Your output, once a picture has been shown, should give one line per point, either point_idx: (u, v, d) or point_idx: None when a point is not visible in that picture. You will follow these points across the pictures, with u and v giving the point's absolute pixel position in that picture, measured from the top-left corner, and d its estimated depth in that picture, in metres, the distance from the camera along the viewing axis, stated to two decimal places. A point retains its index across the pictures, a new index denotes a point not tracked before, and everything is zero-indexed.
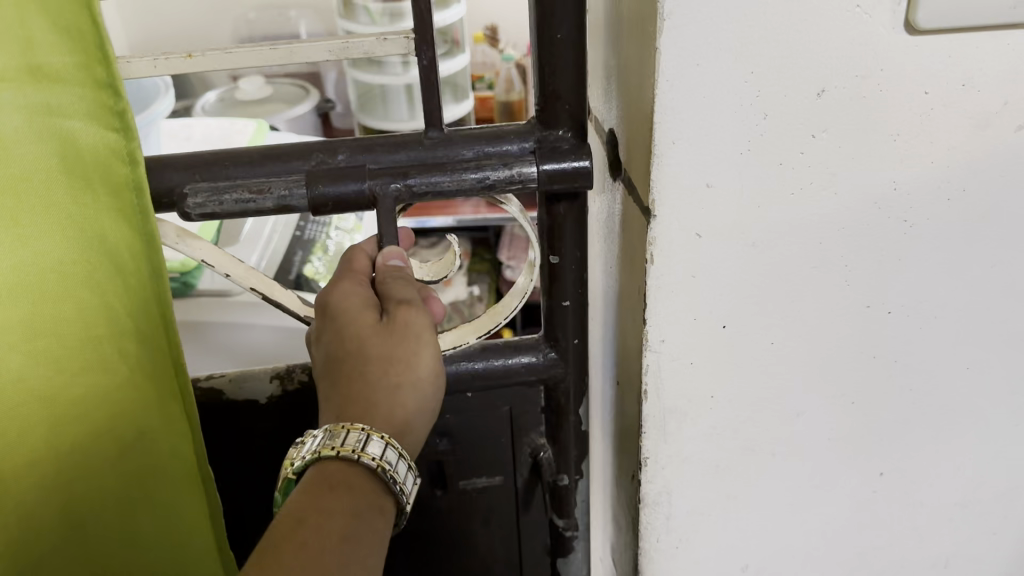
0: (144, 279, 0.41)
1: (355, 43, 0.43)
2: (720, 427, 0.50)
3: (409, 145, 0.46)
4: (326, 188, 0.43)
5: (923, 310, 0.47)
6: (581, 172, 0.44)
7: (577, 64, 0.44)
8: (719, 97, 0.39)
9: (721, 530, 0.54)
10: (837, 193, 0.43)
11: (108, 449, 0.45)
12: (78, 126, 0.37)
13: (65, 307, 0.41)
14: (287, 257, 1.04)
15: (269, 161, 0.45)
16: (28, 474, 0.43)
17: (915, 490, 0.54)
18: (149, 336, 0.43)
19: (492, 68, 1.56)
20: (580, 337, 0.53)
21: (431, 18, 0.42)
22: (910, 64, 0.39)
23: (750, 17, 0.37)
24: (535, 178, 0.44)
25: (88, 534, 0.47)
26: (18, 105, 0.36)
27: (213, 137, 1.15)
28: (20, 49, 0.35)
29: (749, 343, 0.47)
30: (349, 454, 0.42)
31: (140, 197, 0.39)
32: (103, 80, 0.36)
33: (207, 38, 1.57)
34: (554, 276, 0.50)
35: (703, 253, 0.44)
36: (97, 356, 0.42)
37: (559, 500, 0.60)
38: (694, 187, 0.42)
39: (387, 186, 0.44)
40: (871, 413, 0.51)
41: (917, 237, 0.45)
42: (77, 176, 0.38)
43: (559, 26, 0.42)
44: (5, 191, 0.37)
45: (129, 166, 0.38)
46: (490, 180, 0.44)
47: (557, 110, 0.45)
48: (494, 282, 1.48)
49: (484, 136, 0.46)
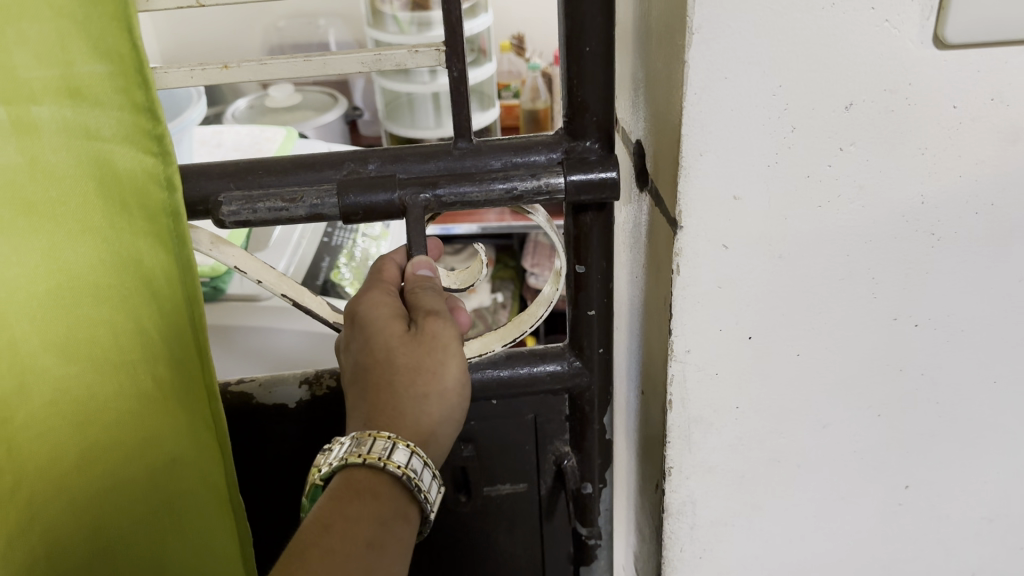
0: (179, 301, 0.41)
1: (387, 56, 0.43)
2: (745, 438, 0.50)
3: (440, 156, 0.46)
4: (358, 197, 0.44)
5: (950, 323, 0.47)
6: (608, 183, 0.45)
7: (605, 78, 0.44)
8: (747, 110, 0.39)
9: (745, 541, 0.54)
10: (866, 205, 0.43)
11: (140, 470, 0.45)
12: (116, 150, 0.37)
13: (98, 330, 0.41)
14: (315, 264, 1.05)
15: (302, 171, 0.46)
16: (55, 495, 0.44)
17: (940, 503, 0.54)
18: (182, 361, 0.42)
19: (519, 77, 1.57)
20: (606, 346, 0.54)
21: (462, 31, 0.43)
22: (939, 78, 0.39)
23: (778, 32, 0.38)
24: (563, 189, 0.45)
25: (116, 560, 0.47)
26: (57, 129, 0.36)
27: (243, 144, 1.17)
28: (60, 72, 0.35)
29: (774, 354, 0.47)
30: (375, 462, 0.42)
31: (176, 222, 0.39)
32: (142, 104, 0.36)
33: (237, 46, 1.59)
34: (579, 284, 0.50)
35: (730, 263, 0.44)
36: (129, 377, 0.43)
37: (581, 509, 0.61)
38: (721, 199, 0.42)
39: (417, 196, 0.44)
40: (897, 426, 0.50)
41: (945, 251, 0.44)
42: (113, 198, 0.38)
43: (587, 39, 0.43)
44: (41, 216, 0.38)
45: (166, 191, 0.38)
46: (518, 190, 0.45)
47: (585, 122, 0.45)
48: (517, 291, 1.50)
49: (513, 147, 0.47)
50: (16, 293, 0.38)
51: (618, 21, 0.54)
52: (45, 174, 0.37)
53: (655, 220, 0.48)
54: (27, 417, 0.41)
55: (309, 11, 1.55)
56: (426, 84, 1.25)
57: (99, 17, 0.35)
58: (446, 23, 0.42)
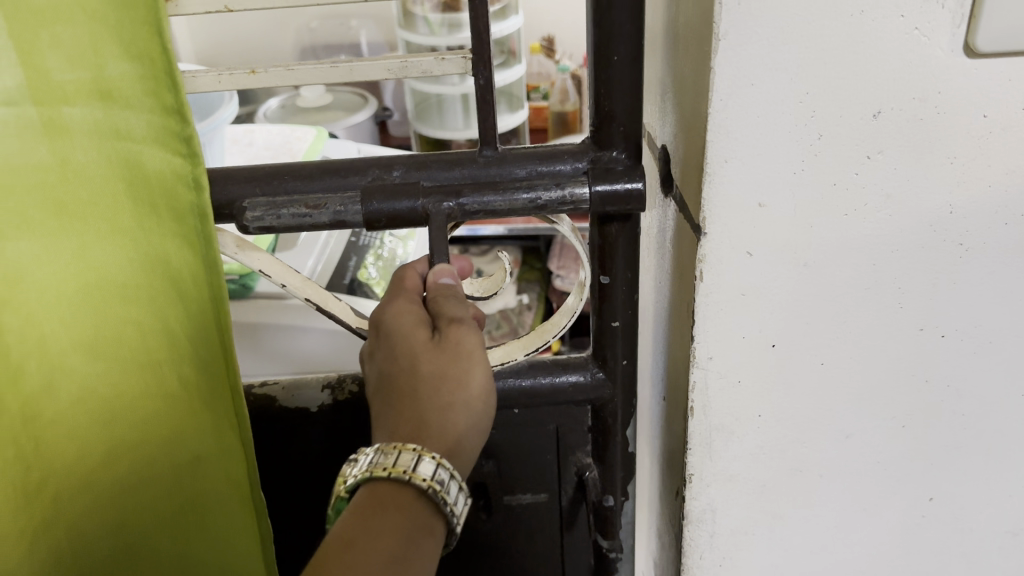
0: (205, 303, 0.40)
1: (414, 63, 0.44)
2: (767, 447, 0.50)
3: (465, 163, 0.47)
4: (381, 204, 0.44)
5: (977, 335, 0.46)
6: (633, 194, 0.44)
7: (633, 86, 0.44)
8: (773, 117, 0.39)
9: (765, 550, 0.54)
10: (892, 214, 0.42)
11: (165, 467, 0.45)
12: (145, 151, 0.37)
13: (126, 330, 0.42)
14: (342, 263, 1.06)
15: (328, 176, 0.46)
16: (81, 489, 0.45)
17: (965, 517, 0.53)
18: (208, 364, 0.42)
19: (549, 79, 1.58)
20: (630, 358, 0.53)
21: (488, 38, 0.43)
22: (970, 87, 0.39)
23: (806, 40, 0.37)
24: (587, 199, 0.45)
25: (141, 554, 0.47)
26: (89, 130, 0.37)
27: (274, 144, 1.18)
28: (92, 74, 0.35)
29: (797, 362, 0.47)
30: (400, 475, 0.42)
31: (203, 223, 0.38)
32: (171, 105, 0.36)
33: (270, 45, 1.60)
34: (604, 295, 0.50)
35: (755, 270, 0.44)
36: (155, 376, 0.43)
37: (604, 521, 0.60)
38: (746, 206, 0.42)
39: (440, 205, 0.45)
40: (922, 438, 0.50)
41: (973, 261, 0.44)
42: (142, 198, 0.38)
43: (615, 47, 0.43)
44: (72, 215, 0.38)
45: (193, 192, 0.38)
46: (542, 200, 0.45)
47: (611, 131, 0.45)
48: (543, 292, 1.51)
49: (539, 156, 0.47)
50: (47, 290, 0.39)
51: (647, 28, 0.53)
52: (75, 174, 0.37)
53: (681, 228, 0.48)
54: (55, 412, 0.42)
55: (340, 11, 1.57)
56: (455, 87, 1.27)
57: (130, 21, 0.34)
58: (474, 31, 0.42)
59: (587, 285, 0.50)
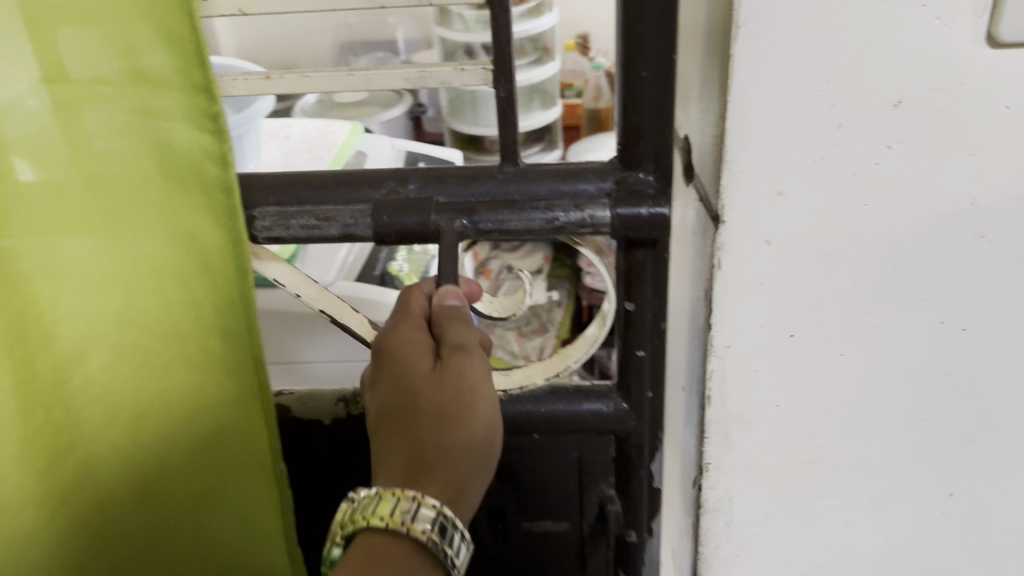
0: (230, 278, 0.41)
1: (431, 73, 0.44)
2: (785, 438, 0.50)
3: (483, 181, 0.48)
4: (389, 219, 0.45)
5: (1000, 329, 0.46)
6: (657, 219, 0.44)
7: (659, 103, 0.44)
8: (792, 105, 0.40)
9: (782, 543, 0.54)
10: (912, 205, 0.42)
11: (189, 438, 0.47)
12: (175, 129, 0.38)
13: (155, 301, 0.43)
14: (373, 255, 1.08)
15: (341, 188, 0.48)
16: (112, 452, 0.47)
17: (988, 515, 0.52)
18: (233, 338, 0.43)
19: (583, 76, 1.59)
20: (655, 391, 0.52)
21: (510, 55, 0.44)
22: (993, 78, 0.39)
23: (825, 28, 0.38)
24: (608, 223, 0.44)
25: (167, 511, 0.50)
26: (121, 106, 0.38)
27: (310, 137, 1.20)
28: (123, 54, 0.36)
29: (816, 353, 0.47)
30: (397, 527, 0.43)
31: (230, 198, 0.39)
32: (199, 84, 0.37)
33: (309, 41, 1.62)
34: (630, 322, 0.49)
35: (772, 259, 0.44)
36: (182, 347, 0.44)
37: (627, 557, 0.59)
38: (765, 194, 0.42)
39: (452, 222, 0.45)
40: (942, 433, 0.49)
41: (996, 254, 0.43)
42: (171, 173, 0.39)
43: (644, 63, 0.42)
44: (104, 188, 0.40)
45: (220, 169, 0.39)
46: (560, 221, 0.45)
47: (638, 151, 0.45)
48: (574, 289, 1.54)
49: (561, 174, 0.47)
50: (80, 260, 0.41)
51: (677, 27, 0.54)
52: (106, 147, 0.39)
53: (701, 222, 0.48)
54: (85, 378, 0.44)
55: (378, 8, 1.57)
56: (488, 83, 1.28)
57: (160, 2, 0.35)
58: (494, 46, 0.43)
59: (612, 313, 0.49)
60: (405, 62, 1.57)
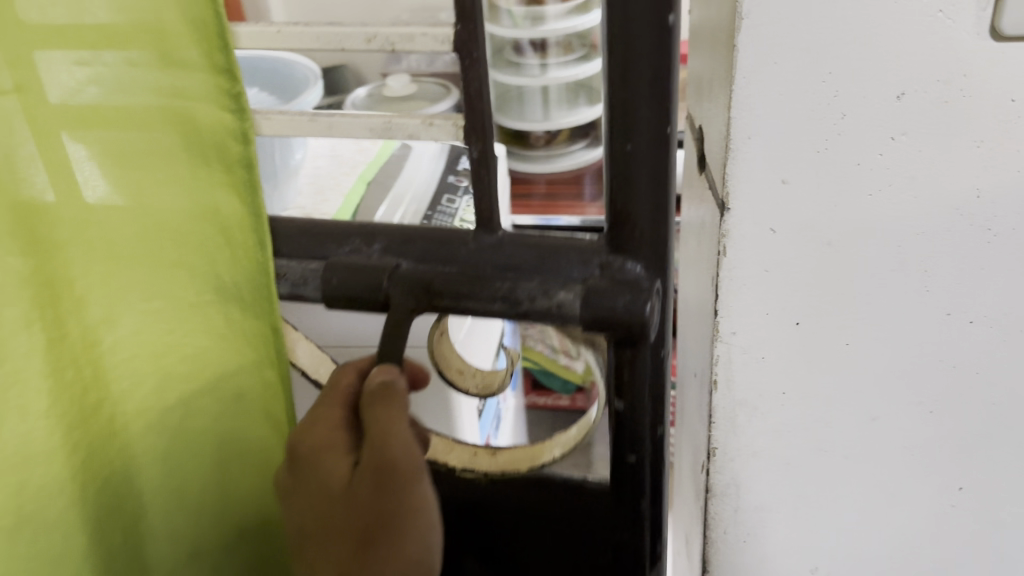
0: (248, 249, 0.45)
1: (396, 125, 0.45)
2: (791, 426, 0.51)
3: (457, 250, 0.46)
4: (337, 286, 0.45)
5: (1007, 322, 0.46)
6: (628, 320, 0.41)
7: (652, 181, 0.43)
8: (796, 95, 0.41)
9: (789, 530, 0.55)
10: (917, 196, 0.43)
11: (211, 400, 0.51)
12: (198, 108, 0.41)
13: (178, 272, 0.46)
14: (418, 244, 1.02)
15: (309, 241, 0.49)
16: (136, 419, 0.50)
17: (999, 510, 0.52)
18: (249, 307, 0.47)
19: None
20: (650, 503, 0.51)
21: (482, 109, 0.43)
22: (997, 70, 0.39)
23: (828, 20, 0.38)
24: (576, 315, 0.42)
25: (186, 471, 0.54)
26: (149, 88, 0.41)
27: (359, 131, 1.23)
28: (154, 38, 0.39)
29: (823, 342, 0.48)
30: None
31: (249, 172, 0.43)
32: (222, 66, 0.40)
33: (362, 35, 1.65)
34: (619, 423, 0.48)
35: (778, 246, 0.45)
36: (201, 317, 0.48)
37: None
38: (769, 182, 0.43)
39: (404, 298, 0.43)
40: (950, 425, 0.50)
41: (1002, 247, 0.44)
42: (193, 152, 0.43)
43: (633, 136, 0.41)
44: (134, 164, 0.43)
45: (241, 145, 0.42)
46: (524, 307, 0.43)
47: (631, 234, 0.44)
48: None
49: (541, 249, 0.45)
50: (108, 232, 0.44)
51: (692, 27, 0.53)
52: (136, 124, 0.42)
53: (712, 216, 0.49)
54: (112, 347, 0.47)
55: None
56: (535, 78, 1.39)
57: None
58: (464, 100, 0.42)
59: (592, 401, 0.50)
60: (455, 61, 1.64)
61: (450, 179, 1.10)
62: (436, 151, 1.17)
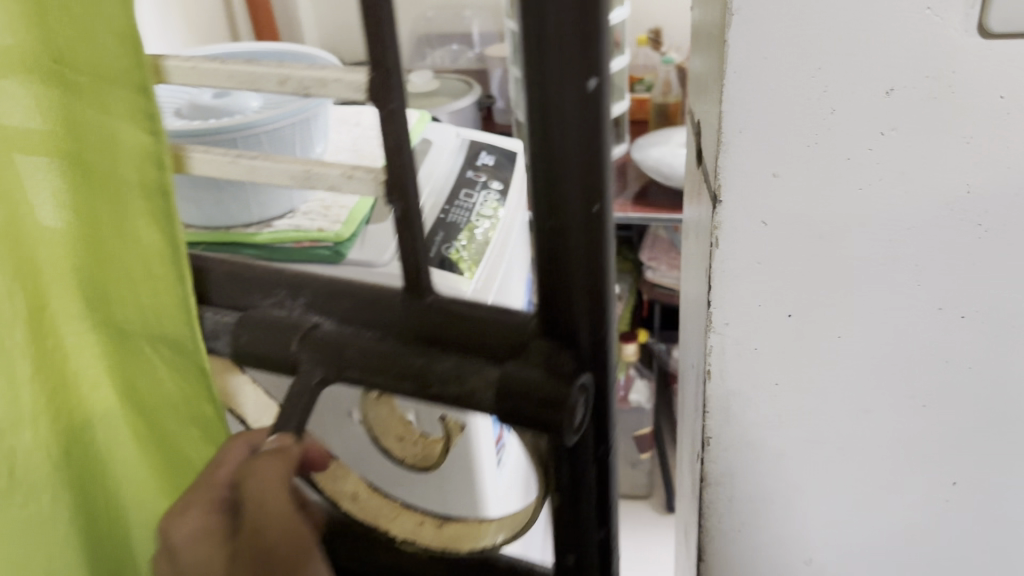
0: (173, 275, 0.46)
1: (315, 174, 0.44)
2: (785, 417, 0.52)
3: (383, 311, 0.46)
4: (251, 346, 0.46)
5: (999, 318, 0.46)
6: (529, 424, 0.40)
7: (587, 257, 0.40)
8: (786, 90, 0.41)
9: (783, 522, 0.56)
10: (908, 191, 0.43)
11: (164, 409, 0.53)
12: (122, 126, 0.42)
13: (123, 286, 0.48)
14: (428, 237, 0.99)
15: (252, 292, 0.49)
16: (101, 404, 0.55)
17: (992, 505, 0.53)
18: (180, 331, 0.48)
19: (654, 70, 1.61)
20: None
21: (409, 168, 0.41)
22: (985, 68, 0.40)
23: (818, 15, 0.39)
24: (480, 407, 0.40)
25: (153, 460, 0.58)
26: (86, 101, 0.42)
27: (381, 125, 1.20)
28: (85, 47, 0.40)
29: (815, 335, 0.48)
30: None
31: (166, 199, 0.43)
32: (139, 84, 0.40)
33: None
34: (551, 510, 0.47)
35: (769, 238, 0.46)
36: (147, 331, 0.49)
37: None
38: (761, 176, 0.44)
39: (310, 376, 0.43)
40: (944, 420, 0.50)
41: (993, 243, 0.44)
42: (123, 170, 0.43)
43: (558, 214, 0.39)
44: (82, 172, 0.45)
45: (157, 170, 0.42)
46: (431, 393, 0.42)
47: (573, 321, 0.42)
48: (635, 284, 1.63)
49: (474, 326, 0.44)
50: (62, 235, 0.48)
51: (693, 27, 0.54)
52: (79, 135, 0.43)
53: (706, 213, 0.50)
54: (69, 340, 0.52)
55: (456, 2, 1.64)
56: None
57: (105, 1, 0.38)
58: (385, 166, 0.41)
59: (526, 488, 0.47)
60: (479, 58, 1.65)
61: (468, 173, 1.11)
62: (456, 146, 1.17)
